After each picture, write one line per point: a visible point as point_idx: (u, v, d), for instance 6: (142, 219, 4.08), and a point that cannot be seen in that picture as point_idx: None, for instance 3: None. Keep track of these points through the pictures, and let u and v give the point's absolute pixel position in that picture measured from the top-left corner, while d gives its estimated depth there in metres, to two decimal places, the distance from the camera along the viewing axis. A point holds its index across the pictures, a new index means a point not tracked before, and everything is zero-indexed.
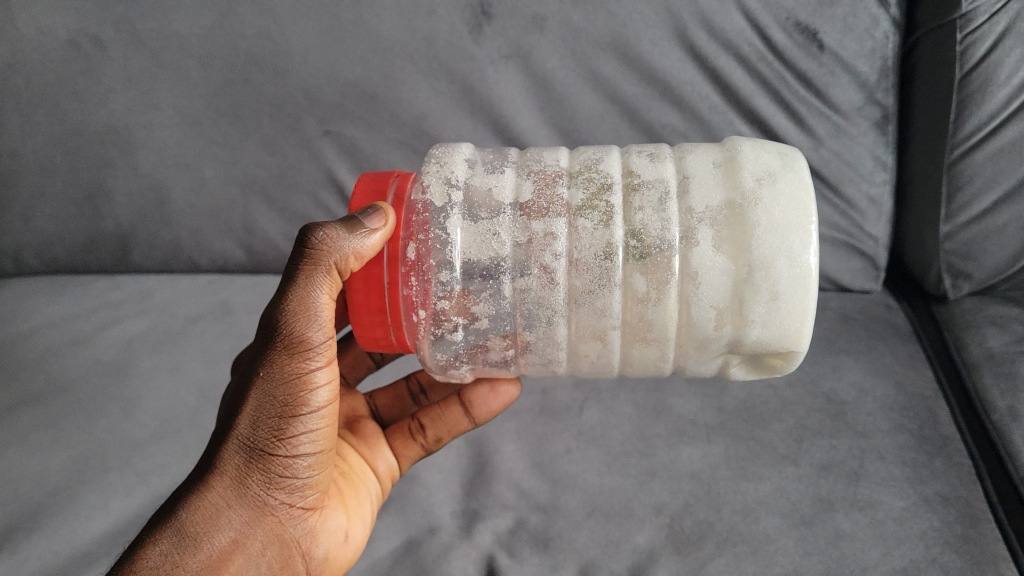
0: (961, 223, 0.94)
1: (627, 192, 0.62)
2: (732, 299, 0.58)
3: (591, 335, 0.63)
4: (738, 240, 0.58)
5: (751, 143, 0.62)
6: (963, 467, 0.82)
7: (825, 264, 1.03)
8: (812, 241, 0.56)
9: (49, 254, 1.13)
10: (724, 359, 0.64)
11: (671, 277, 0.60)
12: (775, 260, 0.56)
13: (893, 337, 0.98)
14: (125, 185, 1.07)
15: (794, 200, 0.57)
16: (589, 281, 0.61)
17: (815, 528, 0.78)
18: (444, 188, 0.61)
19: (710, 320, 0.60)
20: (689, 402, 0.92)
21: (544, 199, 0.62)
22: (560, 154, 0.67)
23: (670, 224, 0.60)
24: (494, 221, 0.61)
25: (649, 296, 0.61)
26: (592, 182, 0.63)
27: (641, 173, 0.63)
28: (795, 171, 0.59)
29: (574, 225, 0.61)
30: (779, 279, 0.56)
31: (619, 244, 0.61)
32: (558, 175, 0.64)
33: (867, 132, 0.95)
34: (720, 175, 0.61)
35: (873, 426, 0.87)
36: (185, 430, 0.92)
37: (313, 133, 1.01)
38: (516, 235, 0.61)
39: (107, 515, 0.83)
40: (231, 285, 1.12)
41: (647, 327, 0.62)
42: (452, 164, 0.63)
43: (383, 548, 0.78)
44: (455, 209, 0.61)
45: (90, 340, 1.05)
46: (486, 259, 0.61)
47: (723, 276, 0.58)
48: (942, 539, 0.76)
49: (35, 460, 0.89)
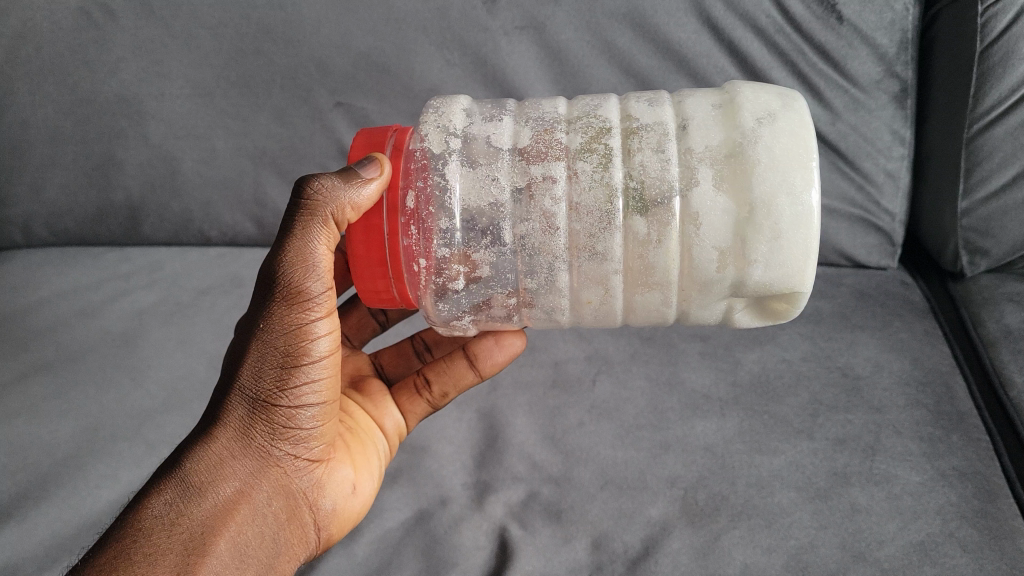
0: (979, 198, 0.93)
1: (626, 136, 0.61)
2: (735, 240, 0.57)
3: (593, 281, 0.62)
4: (738, 179, 0.57)
5: (750, 86, 0.61)
6: (980, 442, 0.81)
7: (840, 240, 1.02)
8: (814, 178, 0.55)
9: (59, 225, 1.12)
10: (729, 304, 0.63)
11: (673, 221, 0.59)
12: (776, 198, 0.55)
13: (909, 313, 0.97)
14: (136, 156, 1.06)
15: (795, 138, 0.56)
16: (590, 225, 0.60)
17: (830, 502, 0.77)
18: (442, 136, 0.61)
19: (712, 261, 0.59)
20: (702, 376, 0.91)
21: (542, 145, 0.61)
22: (558, 103, 0.66)
23: (670, 165, 0.59)
24: (492, 166, 0.61)
25: (650, 238, 0.60)
26: (591, 127, 0.62)
27: (640, 117, 0.62)
28: (796, 111, 0.58)
29: (572, 169, 0.60)
30: (781, 217, 0.55)
31: (618, 188, 0.60)
32: (557, 122, 0.63)
33: (885, 106, 0.93)
34: (720, 117, 0.60)
35: (888, 402, 0.86)
36: (193, 400, 0.92)
37: (324, 104, 1.00)
38: (515, 180, 0.61)
39: (116, 484, 0.82)
40: (242, 258, 1.11)
41: (649, 271, 0.61)
42: (450, 114, 0.63)
43: (393, 518, 0.77)
44: (453, 156, 0.61)
45: (100, 311, 1.05)
46: (485, 206, 0.61)
47: (724, 216, 0.57)
48: (958, 514, 0.75)
49: (44, 429, 0.88)
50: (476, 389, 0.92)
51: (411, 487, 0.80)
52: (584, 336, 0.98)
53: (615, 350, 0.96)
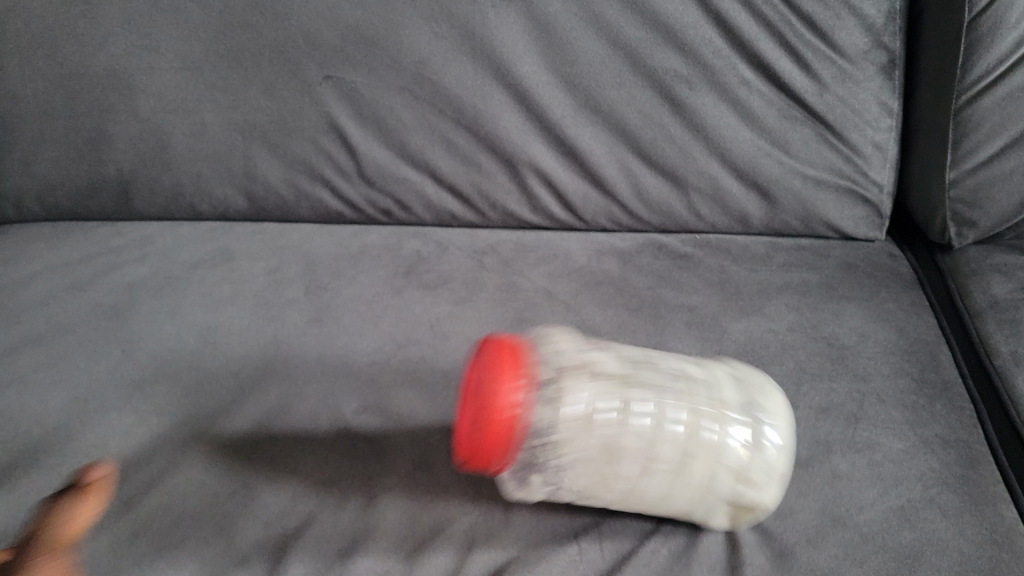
0: (967, 169, 0.94)
1: (694, 384, 0.71)
2: (746, 478, 0.69)
3: (640, 469, 0.68)
4: (771, 436, 0.70)
5: (720, 363, 0.77)
6: (963, 410, 0.82)
7: (828, 212, 1.02)
8: (792, 450, 0.72)
9: (51, 199, 1.13)
10: (685, 511, 0.71)
11: (662, 436, 0.67)
12: (775, 458, 0.70)
13: (895, 284, 0.97)
14: (126, 130, 1.06)
15: (785, 416, 0.73)
16: (669, 443, 0.67)
17: (811, 468, 0.77)
18: (574, 363, 0.67)
19: (718, 486, 0.69)
20: (689, 346, 0.90)
21: (593, 378, 0.68)
22: (608, 347, 0.73)
23: (735, 415, 0.69)
24: (615, 393, 0.67)
25: (688, 460, 0.68)
26: (676, 376, 0.71)
27: (667, 373, 0.72)
28: (770, 391, 0.75)
29: (672, 407, 0.68)
30: (774, 471, 0.70)
31: (693, 424, 0.68)
32: (642, 363, 0.71)
33: (873, 77, 0.93)
34: (748, 394, 0.73)
35: (873, 370, 0.87)
36: (182, 371, 0.92)
37: (313, 78, 1.01)
38: (624, 412, 0.66)
39: (105, 453, 0.83)
40: (231, 233, 1.12)
41: (678, 475, 0.68)
42: (561, 346, 0.68)
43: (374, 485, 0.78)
44: (584, 378, 0.66)
45: (90, 284, 1.05)
46: (596, 419, 0.66)
47: (754, 460, 0.69)
48: (939, 480, 0.75)
49: (34, 399, 0.89)
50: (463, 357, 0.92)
51: (393, 457, 0.80)
52: (572, 308, 0.96)
53: (602, 321, 0.94)
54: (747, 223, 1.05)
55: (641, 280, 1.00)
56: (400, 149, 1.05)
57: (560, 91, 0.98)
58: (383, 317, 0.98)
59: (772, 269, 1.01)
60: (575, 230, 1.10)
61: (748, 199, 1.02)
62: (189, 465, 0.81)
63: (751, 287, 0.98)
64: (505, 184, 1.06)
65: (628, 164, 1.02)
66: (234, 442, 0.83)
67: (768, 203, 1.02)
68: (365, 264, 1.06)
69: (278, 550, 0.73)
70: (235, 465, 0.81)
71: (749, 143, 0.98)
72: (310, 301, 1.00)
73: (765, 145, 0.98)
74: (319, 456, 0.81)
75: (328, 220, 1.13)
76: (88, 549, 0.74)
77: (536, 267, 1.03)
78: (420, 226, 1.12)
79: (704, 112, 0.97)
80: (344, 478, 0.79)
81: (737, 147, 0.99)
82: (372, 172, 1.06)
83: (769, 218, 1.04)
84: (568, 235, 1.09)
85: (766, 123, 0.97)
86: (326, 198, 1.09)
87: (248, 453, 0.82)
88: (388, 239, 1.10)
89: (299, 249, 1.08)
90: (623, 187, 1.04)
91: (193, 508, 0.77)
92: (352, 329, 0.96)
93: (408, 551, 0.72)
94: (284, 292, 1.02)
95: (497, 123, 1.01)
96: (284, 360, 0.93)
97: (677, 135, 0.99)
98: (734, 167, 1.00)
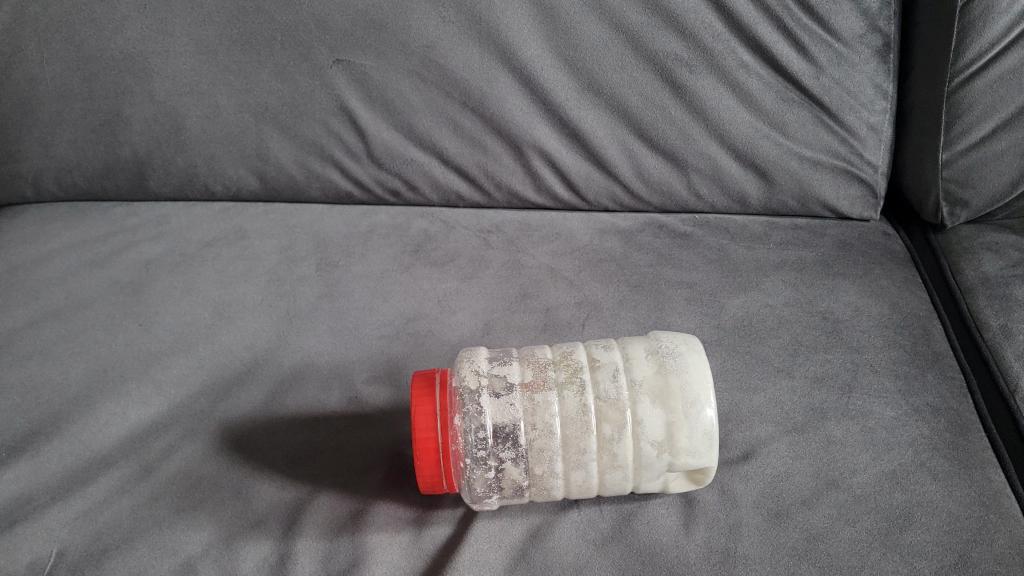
0: (959, 150, 0.97)
1: (591, 370, 0.71)
2: (666, 438, 0.68)
3: (579, 458, 0.69)
4: (655, 391, 0.69)
5: (667, 333, 0.75)
6: (954, 380, 0.85)
7: (824, 192, 1.05)
8: (712, 399, 0.68)
9: (67, 179, 1.16)
10: (636, 485, 0.71)
11: (596, 418, 0.69)
12: (695, 406, 0.67)
13: (889, 262, 1.00)
14: (142, 112, 1.09)
15: (700, 368, 0.70)
16: (575, 428, 0.69)
17: (807, 434, 0.80)
18: (475, 376, 0.71)
19: (652, 455, 0.68)
20: (687, 321, 0.94)
21: (537, 378, 0.71)
22: (547, 348, 0.75)
23: (622, 389, 0.70)
24: (510, 396, 0.69)
25: (614, 436, 0.68)
26: (567, 366, 0.72)
27: (603, 357, 0.73)
28: (696, 344, 0.72)
29: (560, 396, 0.70)
30: (707, 425, 0.67)
31: (589, 406, 0.69)
32: (545, 363, 0.73)
33: (868, 60, 0.96)
34: (651, 356, 0.71)
35: (867, 342, 0.90)
36: (198, 344, 0.95)
37: (324, 62, 1.03)
38: (501, 416, 0.69)
39: (125, 421, 0.86)
40: (246, 212, 1.17)
41: (615, 453, 0.69)
42: (480, 361, 0.72)
43: (384, 450, 0.80)
44: (484, 391, 0.70)
45: (108, 262, 1.08)
46: (507, 424, 0.68)
47: (658, 424, 0.68)
48: (930, 446, 0.78)
49: (56, 370, 0.92)
50: (471, 330, 0.94)
51: (403, 423, 0.83)
52: (575, 283, 1.01)
53: (604, 296, 0.98)
54: (745, 203, 1.09)
55: (642, 258, 1.04)
56: (408, 131, 1.08)
57: (563, 74, 1.01)
58: (393, 294, 1.01)
59: (769, 247, 1.04)
60: (578, 210, 1.14)
61: (746, 178, 1.06)
62: (206, 432, 0.84)
63: (749, 265, 1.01)
64: (510, 165, 1.09)
65: (630, 146, 1.05)
66: (249, 411, 0.86)
67: (765, 183, 1.06)
68: (374, 242, 1.10)
69: (291, 512, 0.75)
70: (250, 432, 0.84)
71: (748, 125, 1.01)
72: (321, 278, 1.04)
73: (763, 127, 1.01)
74: (332, 424, 0.84)
75: (337, 200, 1.17)
76: (109, 511, 0.77)
77: (540, 245, 1.07)
78: (428, 207, 1.16)
79: (704, 94, 1.00)
80: (356, 443, 0.81)
81: (736, 129, 1.02)
82: (381, 153, 1.09)
83: (766, 198, 1.07)
84: (571, 215, 1.13)
85: (764, 105, 1.00)
86: (337, 179, 1.13)
87: (262, 422, 0.85)
88: (397, 219, 1.14)
89: (310, 228, 1.13)
90: (624, 168, 1.07)
91: (210, 473, 0.80)
92: (362, 305, 1.00)
93: (419, 512, 0.74)
94: (296, 270, 1.06)
95: (502, 106, 1.03)
96: (296, 333, 0.96)
97: (678, 117, 1.02)
98: (733, 148, 1.03)
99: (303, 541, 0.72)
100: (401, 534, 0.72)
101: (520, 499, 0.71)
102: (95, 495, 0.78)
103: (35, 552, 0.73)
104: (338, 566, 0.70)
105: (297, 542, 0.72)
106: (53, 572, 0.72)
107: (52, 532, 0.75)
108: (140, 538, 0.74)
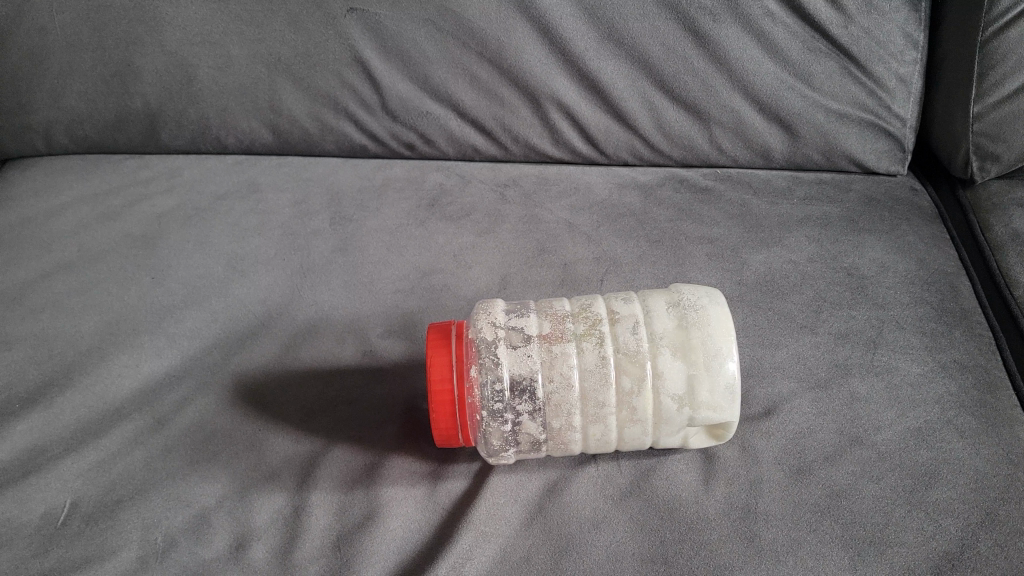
0: (990, 103, 0.93)
1: (611, 323, 0.69)
2: (688, 391, 0.66)
3: (598, 411, 0.67)
4: (677, 344, 0.67)
5: (688, 286, 0.72)
6: (983, 337, 0.82)
7: (850, 146, 1.02)
8: (734, 351, 0.66)
9: (78, 131, 1.15)
10: (656, 439, 0.70)
11: (614, 372, 0.67)
12: (718, 358, 0.66)
13: (916, 218, 0.98)
14: (153, 63, 1.08)
15: (722, 321, 0.67)
16: (594, 381, 0.67)
17: (830, 390, 0.78)
18: (492, 328, 0.69)
19: (672, 409, 0.67)
20: (708, 277, 0.92)
21: (555, 329, 0.69)
22: (565, 301, 0.73)
23: (642, 342, 0.68)
24: (528, 347, 0.68)
25: (633, 390, 0.67)
26: (586, 319, 0.70)
27: (622, 310, 0.70)
28: (717, 298, 0.70)
29: (578, 349, 0.68)
30: (731, 376, 0.66)
31: (609, 357, 0.67)
32: (564, 315, 0.71)
33: (899, 8, 0.93)
34: (672, 310, 0.69)
35: (892, 299, 0.87)
36: (211, 297, 0.94)
37: (338, 11, 1.01)
38: (516, 368, 0.67)
39: (138, 373, 0.85)
40: (256, 166, 1.15)
41: (634, 407, 0.67)
42: (497, 314, 0.70)
43: (399, 403, 0.79)
44: (500, 344, 0.68)
45: (120, 216, 1.07)
46: (524, 376, 0.67)
47: (680, 376, 0.66)
48: (956, 403, 0.76)
49: (69, 322, 0.91)
50: (486, 284, 0.93)
51: (418, 376, 0.82)
52: (593, 238, 0.99)
53: (623, 251, 0.96)
54: (768, 157, 1.06)
55: (663, 213, 1.02)
56: (424, 82, 1.06)
57: (582, 22, 0.97)
58: (407, 249, 0.99)
59: (793, 203, 1.02)
60: (597, 163, 1.11)
61: (769, 131, 1.03)
62: (219, 385, 0.83)
63: (772, 220, 0.99)
64: (527, 118, 1.07)
65: (650, 99, 1.02)
66: (262, 364, 0.85)
67: (790, 136, 1.03)
68: (389, 197, 1.08)
69: (306, 465, 0.74)
70: (264, 384, 0.83)
71: (772, 76, 0.98)
72: (335, 232, 1.03)
73: (788, 78, 0.98)
74: (347, 376, 0.83)
75: (351, 153, 1.16)
76: (123, 462, 0.76)
77: (558, 200, 1.06)
78: (443, 160, 1.14)
79: (728, 44, 0.96)
80: (370, 397, 0.80)
81: (760, 81, 0.99)
82: (395, 105, 1.08)
83: (790, 151, 1.05)
84: (590, 170, 1.11)
85: (789, 56, 0.97)
86: (351, 132, 1.12)
87: (276, 375, 0.84)
88: (412, 173, 1.13)
89: (323, 182, 1.11)
90: (644, 119, 1.04)
91: (223, 425, 0.79)
92: (376, 259, 0.98)
93: (435, 465, 0.73)
94: (310, 223, 1.04)
95: (520, 56, 1.01)
96: (311, 287, 0.95)
97: (700, 68, 0.99)
98: (756, 101, 1.00)
99: (316, 495, 0.71)
100: (416, 488, 0.71)
101: (538, 453, 0.70)
102: (109, 446, 0.78)
103: (48, 502, 0.73)
104: (352, 519, 0.69)
105: (310, 495, 0.72)
106: (67, 522, 0.71)
107: (65, 483, 0.74)
108: (154, 489, 0.74)
